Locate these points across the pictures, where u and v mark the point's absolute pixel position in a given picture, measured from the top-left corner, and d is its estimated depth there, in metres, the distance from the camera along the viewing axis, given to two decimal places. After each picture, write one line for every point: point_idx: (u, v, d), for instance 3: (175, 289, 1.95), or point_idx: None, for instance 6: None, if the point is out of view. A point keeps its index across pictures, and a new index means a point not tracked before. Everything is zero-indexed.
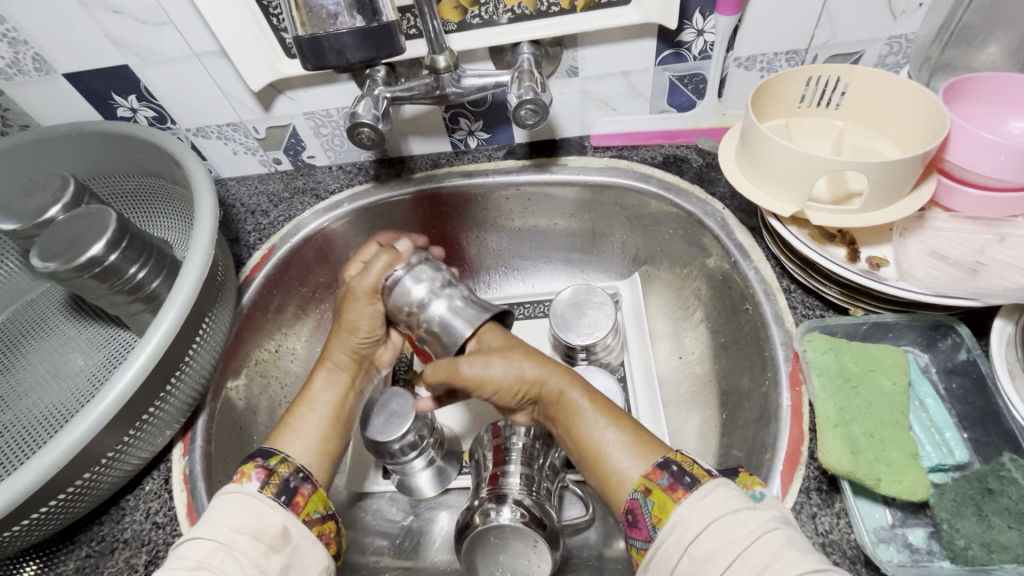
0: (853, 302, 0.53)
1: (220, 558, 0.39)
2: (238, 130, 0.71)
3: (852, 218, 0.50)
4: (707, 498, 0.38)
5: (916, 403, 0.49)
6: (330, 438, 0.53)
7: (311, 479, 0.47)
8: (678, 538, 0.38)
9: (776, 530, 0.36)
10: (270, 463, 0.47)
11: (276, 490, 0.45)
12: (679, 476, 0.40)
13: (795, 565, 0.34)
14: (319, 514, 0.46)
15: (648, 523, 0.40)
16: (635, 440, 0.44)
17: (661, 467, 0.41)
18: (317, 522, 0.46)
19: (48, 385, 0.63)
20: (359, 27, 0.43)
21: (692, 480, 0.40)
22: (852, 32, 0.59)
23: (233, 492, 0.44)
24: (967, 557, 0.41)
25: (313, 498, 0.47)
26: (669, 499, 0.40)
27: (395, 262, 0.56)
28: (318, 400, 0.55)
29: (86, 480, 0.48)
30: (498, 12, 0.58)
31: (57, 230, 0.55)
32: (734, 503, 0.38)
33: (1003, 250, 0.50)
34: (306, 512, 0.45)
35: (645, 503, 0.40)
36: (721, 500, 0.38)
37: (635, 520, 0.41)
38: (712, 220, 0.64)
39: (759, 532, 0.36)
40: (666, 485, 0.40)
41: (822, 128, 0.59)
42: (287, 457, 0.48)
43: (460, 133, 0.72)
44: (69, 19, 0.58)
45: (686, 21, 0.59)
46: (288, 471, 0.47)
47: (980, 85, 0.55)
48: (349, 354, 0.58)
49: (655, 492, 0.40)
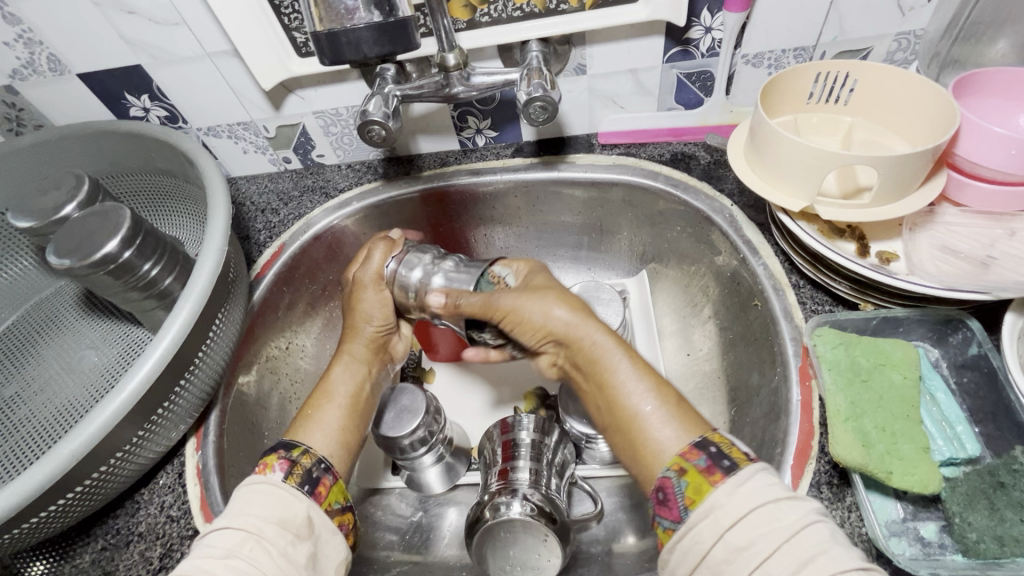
0: (863, 297, 0.53)
1: (250, 547, 0.39)
2: (248, 129, 0.72)
3: (862, 214, 0.50)
4: (745, 485, 0.37)
5: (927, 397, 0.49)
6: (348, 431, 0.53)
7: (332, 471, 0.48)
8: (713, 521, 0.37)
9: (820, 522, 0.35)
10: (292, 454, 0.47)
11: (301, 480, 0.45)
12: (716, 458, 0.39)
13: (811, 558, 0.33)
14: (339, 505, 0.47)
15: (680, 504, 0.39)
16: (681, 419, 0.43)
17: (699, 447, 0.41)
18: (337, 513, 0.47)
19: (62, 381, 0.64)
20: (376, 22, 0.43)
21: (731, 463, 0.39)
22: (861, 29, 0.59)
23: (257, 483, 0.44)
24: (979, 550, 0.41)
25: (333, 489, 0.47)
26: (706, 481, 0.38)
27: (393, 250, 0.58)
28: (337, 393, 0.55)
29: (101, 474, 0.49)
30: (507, 10, 0.59)
31: (73, 228, 0.56)
32: (776, 491, 0.37)
33: (1014, 243, 0.50)
34: (327, 502, 0.46)
35: (679, 483, 0.40)
36: (760, 488, 0.37)
37: (666, 499, 0.40)
38: (720, 217, 0.64)
39: (803, 524, 0.35)
40: (702, 466, 0.39)
41: (831, 124, 0.59)
42: (307, 449, 0.48)
43: (468, 132, 0.73)
44: (85, 20, 0.59)
45: (694, 18, 0.59)
46: (310, 462, 0.47)
47: (989, 80, 0.55)
48: (367, 344, 0.58)
49: (690, 472, 0.40)
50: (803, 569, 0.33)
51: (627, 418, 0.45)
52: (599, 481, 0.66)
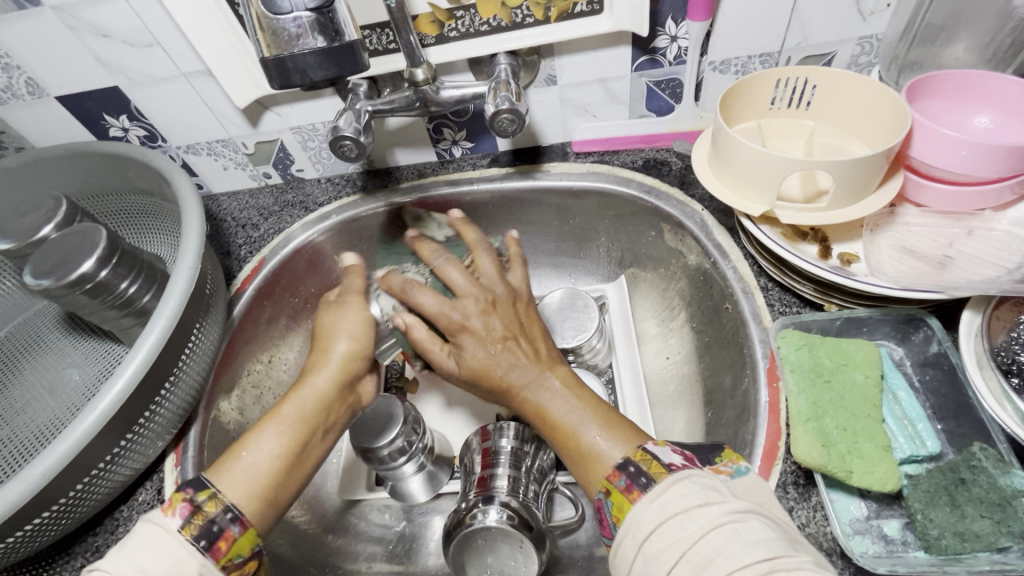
0: (827, 298, 0.54)
1: None
2: (227, 146, 0.73)
3: (823, 216, 0.51)
4: (659, 499, 0.38)
5: (889, 395, 0.49)
6: (273, 481, 0.48)
7: (241, 520, 0.44)
8: (632, 537, 0.38)
9: (724, 525, 0.35)
10: (199, 497, 0.43)
11: (196, 533, 0.41)
12: (635, 476, 0.40)
13: (738, 558, 0.33)
14: (242, 558, 0.43)
15: (610, 522, 0.40)
16: (613, 429, 0.46)
17: (620, 468, 0.41)
18: (238, 567, 0.43)
19: (44, 401, 0.64)
20: (321, 47, 0.44)
21: (647, 480, 0.39)
22: (822, 34, 0.60)
23: (153, 523, 0.41)
24: (940, 546, 0.42)
25: (239, 540, 0.43)
26: (626, 501, 0.39)
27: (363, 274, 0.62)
28: (265, 439, 0.49)
29: (78, 492, 0.49)
30: (474, 24, 0.60)
31: (50, 249, 0.57)
32: (687, 501, 0.37)
33: (971, 242, 0.51)
34: (227, 558, 0.42)
35: (607, 504, 0.41)
36: (674, 499, 0.37)
37: (603, 517, 0.42)
38: (692, 221, 0.65)
39: (706, 530, 0.35)
40: (624, 486, 0.40)
41: (793, 129, 0.60)
42: (216, 493, 0.44)
43: (444, 143, 0.74)
44: (61, 46, 0.60)
45: (659, 28, 0.60)
46: (215, 511, 0.43)
47: (947, 81, 0.56)
48: (334, 378, 0.55)
49: (614, 492, 0.41)
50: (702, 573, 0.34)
51: (580, 448, 0.45)
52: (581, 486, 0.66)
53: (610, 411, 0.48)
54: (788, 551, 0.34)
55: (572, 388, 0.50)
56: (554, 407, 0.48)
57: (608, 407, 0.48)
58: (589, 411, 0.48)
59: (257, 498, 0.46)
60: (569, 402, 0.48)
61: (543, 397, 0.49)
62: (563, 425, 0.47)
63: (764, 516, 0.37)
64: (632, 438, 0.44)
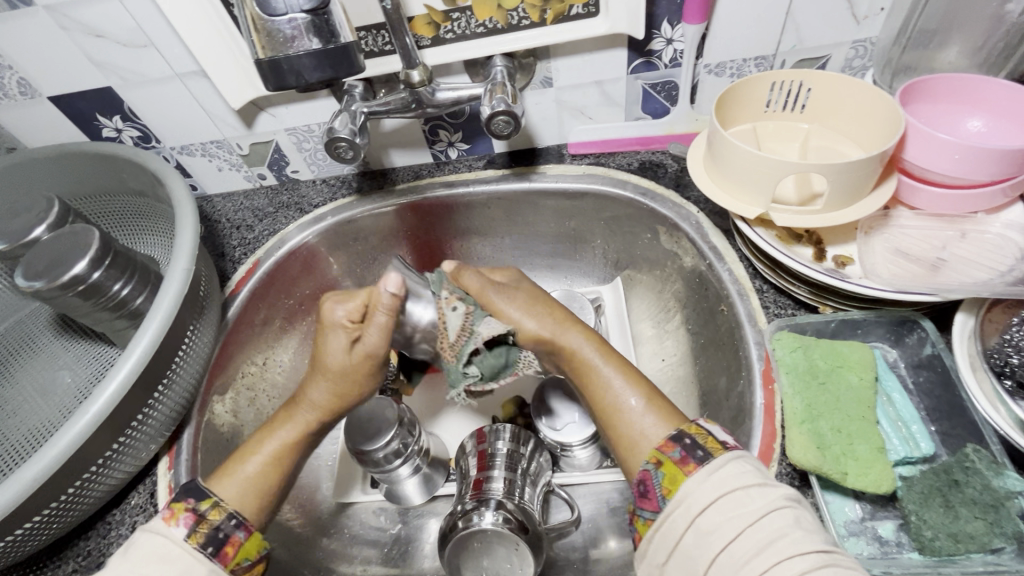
0: (822, 300, 0.54)
1: None
2: (222, 147, 0.73)
3: (817, 218, 0.51)
4: (716, 473, 0.38)
5: (884, 397, 0.50)
6: (272, 484, 0.49)
7: (245, 525, 0.45)
8: (684, 510, 0.38)
9: (785, 509, 0.36)
10: (201, 506, 0.44)
11: (204, 541, 0.43)
12: (691, 449, 0.40)
13: (798, 544, 0.34)
14: (249, 562, 0.45)
15: (658, 494, 0.40)
16: (657, 406, 0.45)
17: (674, 440, 0.41)
18: (246, 570, 0.44)
19: (35, 404, 0.64)
20: (316, 49, 0.44)
21: (704, 453, 0.40)
22: (817, 37, 0.60)
23: (157, 534, 0.42)
24: (934, 547, 0.42)
25: (246, 544, 0.45)
26: (680, 472, 0.40)
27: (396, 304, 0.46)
28: (274, 439, 0.51)
29: (69, 495, 0.49)
30: (470, 26, 0.60)
31: (42, 250, 0.56)
32: (745, 479, 0.38)
33: (963, 245, 0.52)
34: (235, 562, 0.44)
35: (657, 474, 0.41)
36: (733, 474, 0.38)
37: (646, 489, 0.41)
38: (687, 223, 0.65)
39: (766, 511, 0.36)
40: (678, 458, 0.40)
41: (788, 131, 0.60)
42: (219, 502, 0.45)
43: (440, 144, 0.74)
44: (54, 46, 0.60)
45: (654, 30, 0.60)
46: (219, 518, 0.44)
47: (939, 85, 0.56)
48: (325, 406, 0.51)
49: (666, 464, 0.41)
50: (759, 553, 0.35)
51: (614, 409, 0.46)
52: (578, 488, 0.66)
53: (650, 389, 0.48)
54: (784, 552, 0.34)
55: (622, 367, 0.49)
56: (602, 376, 0.48)
57: (648, 384, 0.48)
58: (634, 386, 0.47)
59: (252, 504, 0.48)
60: (612, 373, 0.48)
61: (594, 360, 0.49)
62: (608, 393, 0.47)
63: (805, 508, 0.38)
64: (674, 419, 0.45)
